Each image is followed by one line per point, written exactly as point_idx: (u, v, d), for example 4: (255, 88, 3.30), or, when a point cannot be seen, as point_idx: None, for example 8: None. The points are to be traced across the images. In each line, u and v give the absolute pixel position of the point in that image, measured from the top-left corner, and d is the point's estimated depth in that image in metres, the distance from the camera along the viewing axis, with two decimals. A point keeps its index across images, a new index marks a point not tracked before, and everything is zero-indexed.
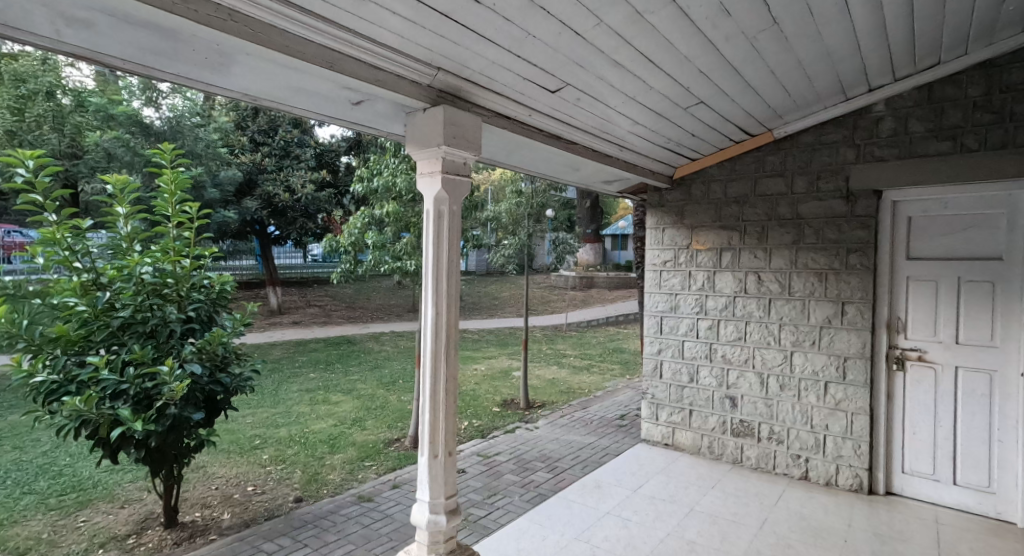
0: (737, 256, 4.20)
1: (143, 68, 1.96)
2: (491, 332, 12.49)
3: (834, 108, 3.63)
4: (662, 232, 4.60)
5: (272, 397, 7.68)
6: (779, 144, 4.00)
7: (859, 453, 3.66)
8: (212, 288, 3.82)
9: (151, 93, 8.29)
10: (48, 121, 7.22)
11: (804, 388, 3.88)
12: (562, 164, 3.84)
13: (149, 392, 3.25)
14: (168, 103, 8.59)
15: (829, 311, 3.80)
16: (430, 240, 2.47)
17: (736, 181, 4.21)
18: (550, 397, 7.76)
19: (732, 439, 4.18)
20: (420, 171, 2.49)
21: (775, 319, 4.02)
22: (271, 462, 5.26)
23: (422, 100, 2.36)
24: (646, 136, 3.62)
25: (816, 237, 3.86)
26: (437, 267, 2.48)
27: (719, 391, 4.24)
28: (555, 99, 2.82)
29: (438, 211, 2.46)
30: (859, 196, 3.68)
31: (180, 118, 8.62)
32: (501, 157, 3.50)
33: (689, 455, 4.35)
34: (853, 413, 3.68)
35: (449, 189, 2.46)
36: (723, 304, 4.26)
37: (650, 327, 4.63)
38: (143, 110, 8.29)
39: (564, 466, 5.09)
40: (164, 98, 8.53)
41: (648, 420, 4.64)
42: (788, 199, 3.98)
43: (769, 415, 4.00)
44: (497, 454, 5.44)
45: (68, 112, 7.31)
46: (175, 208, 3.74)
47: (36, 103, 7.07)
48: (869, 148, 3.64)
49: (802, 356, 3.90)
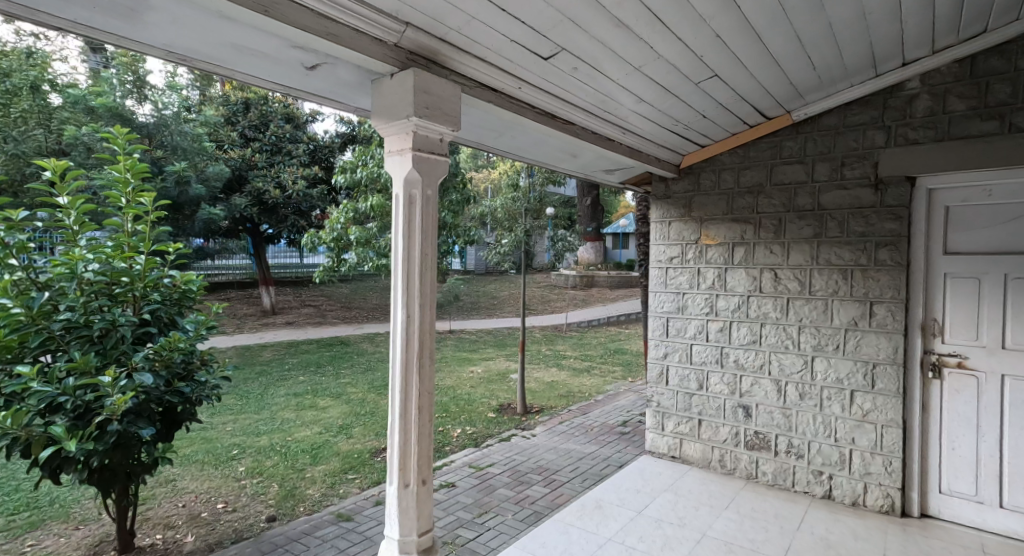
0: (751, 251, 3.83)
1: (35, 12, 1.62)
2: (488, 333, 12.12)
3: (862, 86, 3.26)
4: (668, 226, 4.23)
5: (255, 402, 7.31)
6: (799, 128, 3.63)
7: (890, 471, 3.28)
8: (175, 287, 3.49)
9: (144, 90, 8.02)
10: (34, 117, 6.67)
11: (826, 397, 3.51)
12: (557, 149, 3.48)
13: (90, 405, 2.88)
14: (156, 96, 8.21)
15: (854, 312, 3.42)
16: (400, 230, 2.08)
17: (750, 170, 3.84)
18: (548, 401, 7.39)
19: (745, 453, 3.82)
20: (387, 150, 2.10)
21: (793, 322, 3.65)
22: (248, 475, 4.88)
23: (389, 62, 1.98)
24: (651, 118, 3.25)
25: (839, 230, 3.48)
26: (408, 261, 2.09)
27: (732, 400, 3.88)
28: (548, 68, 2.44)
29: (409, 196, 2.08)
30: (889, 184, 3.31)
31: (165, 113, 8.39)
32: (489, 139, 3.13)
33: (699, 470, 3.98)
34: (883, 425, 3.31)
35: (421, 170, 2.08)
36: (735, 304, 3.89)
37: (655, 329, 4.26)
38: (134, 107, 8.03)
39: (562, 479, 4.73)
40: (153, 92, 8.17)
41: (652, 431, 4.27)
42: (808, 188, 3.60)
43: (787, 427, 3.64)
44: (490, 465, 5.08)
45: (55, 108, 6.80)
46: (130, 198, 3.36)
47: (22, 98, 6.56)
48: (901, 130, 3.26)
49: (825, 362, 3.52)
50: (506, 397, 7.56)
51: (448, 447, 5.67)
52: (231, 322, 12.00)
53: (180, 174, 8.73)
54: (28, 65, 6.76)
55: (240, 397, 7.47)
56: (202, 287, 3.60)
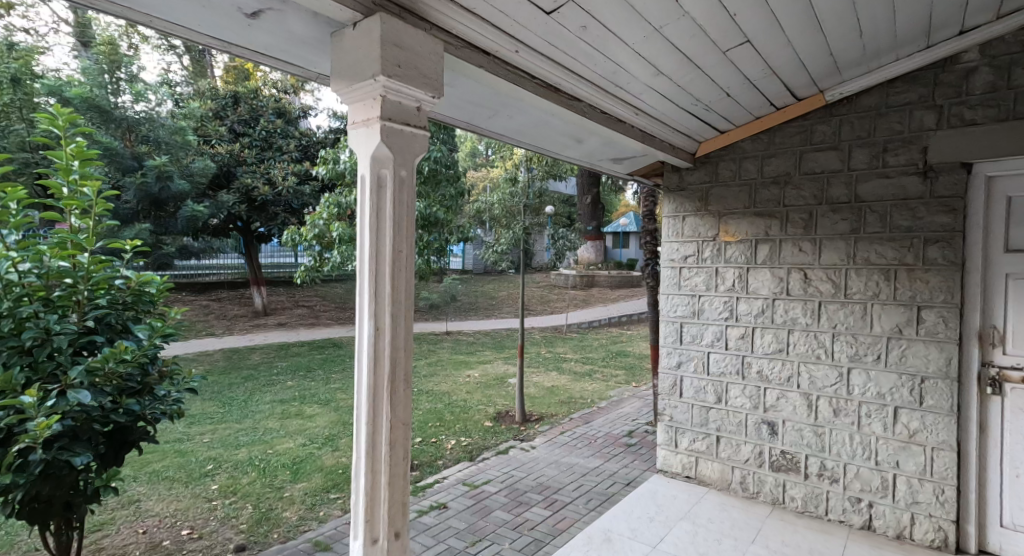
0: (777, 249, 3.41)
1: None
2: (487, 334, 11.70)
3: (911, 59, 2.86)
4: (682, 222, 3.80)
5: (238, 411, 6.87)
6: (832, 110, 3.22)
7: (942, 501, 2.88)
8: (129, 288, 3.08)
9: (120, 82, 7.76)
10: (15, 112, 6.16)
11: (865, 415, 3.10)
12: (562, 133, 3.06)
13: (13, 430, 2.49)
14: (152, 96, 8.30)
15: (898, 318, 3.01)
16: (366, 218, 1.66)
17: (775, 157, 3.42)
18: (548, 409, 6.96)
19: (770, 475, 3.40)
20: (351, 120, 1.67)
21: (826, 328, 3.23)
22: (220, 495, 4.46)
23: (350, 6, 1.55)
24: (669, 96, 2.84)
25: (881, 224, 3.06)
26: (376, 258, 1.67)
27: (755, 415, 3.47)
28: (552, 27, 2.03)
29: (378, 177, 1.66)
30: (940, 171, 2.90)
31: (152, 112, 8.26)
32: (481, 119, 2.72)
33: (718, 493, 3.56)
34: (933, 448, 2.90)
35: (393, 144, 1.65)
36: (758, 308, 3.48)
37: (668, 335, 3.84)
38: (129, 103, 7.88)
39: (564, 500, 4.32)
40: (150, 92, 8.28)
41: (664, 448, 3.85)
42: (844, 178, 3.18)
43: (820, 447, 3.23)
44: (486, 483, 4.65)
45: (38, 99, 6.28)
46: (71, 189, 2.95)
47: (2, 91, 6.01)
48: (955, 109, 2.86)
49: (864, 374, 3.11)
50: (504, 404, 7.13)
51: (441, 461, 5.23)
52: (219, 323, 11.57)
53: (161, 168, 8.21)
54: (10, 58, 6.31)
55: (221, 405, 7.04)
56: (163, 290, 3.20)
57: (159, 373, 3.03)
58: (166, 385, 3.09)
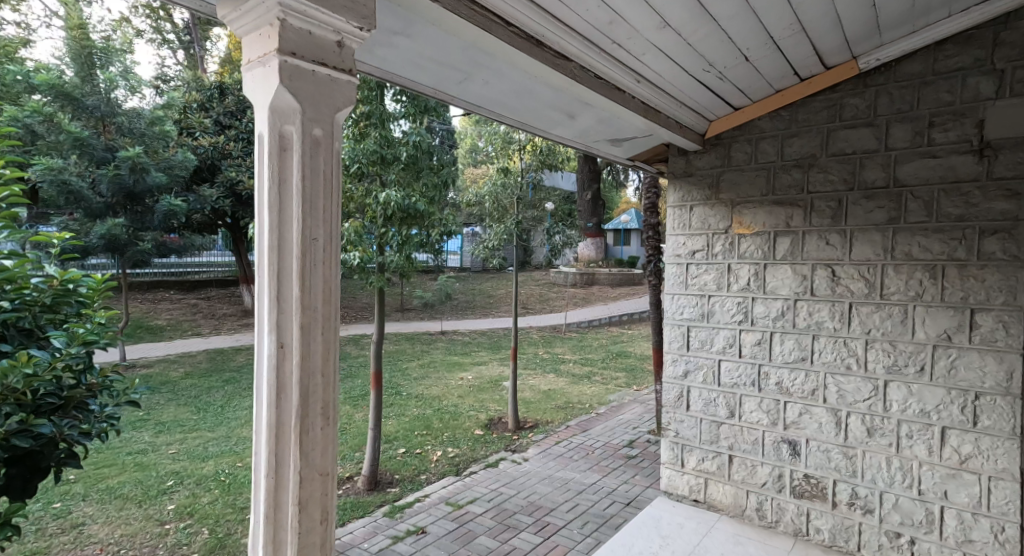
0: (800, 242, 2.95)
1: None
2: (482, 334, 11.26)
3: (966, 16, 2.42)
4: (690, 212, 3.35)
5: (213, 417, 6.43)
6: (867, 80, 2.76)
7: (1002, 540, 2.43)
8: (51, 287, 2.58)
9: (94, 70, 7.24)
10: None
11: (906, 436, 2.64)
12: (550, 105, 2.61)
13: None
14: (135, 99, 7.90)
15: (946, 322, 2.56)
16: (264, 196, 1.21)
17: (798, 137, 2.96)
18: (544, 415, 6.49)
19: (792, 502, 2.96)
20: (246, 59, 1.22)
21: (858, 334, 2.78)
22: (175, 517, 4.02)
23: None
24: (678, 58, 2.39)
25: (926, 212, 2.61)
26: (279, 252, 1.22)
27: (774, 432, 3.02)
28: None
29: (281, 137, 1.21)
30: (999, 149, 2.46)
31: (139, 113, 7.91)
32: (450, 84, 2.27)
33: (731, 521, 3.11)
34: (990, 477, 2.46)
35: (299, 91, 1.20)
36: (777, 310, 3.03)
37: (673, 341, 3.38)
38: (125, 98, 7.71)
39: (557, 523, 3.87)
40: (136, 93, 7.91)
41: (669, 467, 3.40)
42: (880, 158, 2.73)
43: (851, 473, 2.78)
44: (471, 502, 4.20)
45: None
46: None
47: None
48: (1019, 74, 2.42)
49: (903, 389, 2.66)
50: (496, 410, 6.67)
51: (424, 476, 4.77)
52: (205, 323, 11.12)
53: (134, 159, 7.53)
54: None
55: (195, 411, 6.60)
56: (96, 291, 2.74)
57: (88, 388, 2.57)
58: (99, 399, 2.66)
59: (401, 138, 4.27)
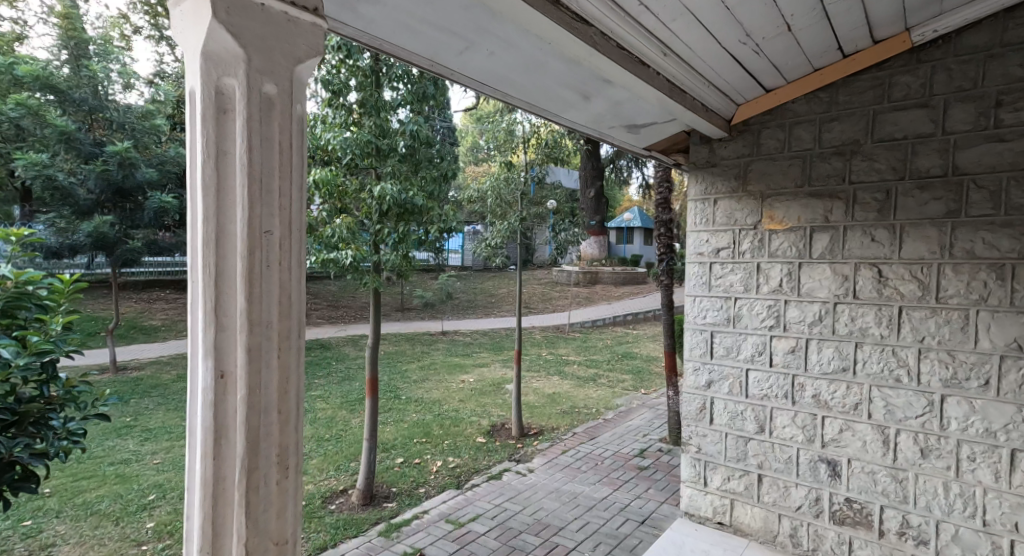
0: (841, 239, 2.63)
1: None
2: (483, 335, 10.94)
3: None
4: (714, 206, 3.03)
5: None
6: (922, 55, 2.44)
7: None
8: (4, 290, 2.17)
9: (83, 62, 7.11)
10: None
11: (968, 458, 2.34)
12: (564, 85, 2.31)
13: None
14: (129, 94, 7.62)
15: (1017, 330, 2.24)
16: (199, 173, 0.98)
17: (839, 121, 2.65)
18: (548, 421, 6.17)
19: (831, 529, 2.65)
20: None
21: (910, 343, 2.46)
22: (153, 537, 3.71)
23: None
24: (716, 25, 2.07)
25: (993, 203, 2.29)
26: (217, 250, 0.98)
27: (811, 450, 2.70)
28: None
29: (220, 93, 0.99)
30: None
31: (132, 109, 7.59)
32: (448, 57, 1.97)
33: (761, 548, 2.81)
34: None
35: (244, 33, 0.99)
36: (814, 315, 2.71)
37: (695, 347, 3.07)
38: (118, 93, 7.46)
39: (566, 545, 3.56)
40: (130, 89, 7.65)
41: (691, 486, 3.09)
42: (937, 143, 2.41)
43: (902, 499, 2.47)
44: (473, 520, 3.88)
45: None
46: None
47: None
48: None
49: (964, 405, 2.35)
50: (499, 416, 6.34)
51: (423, 490, 4.46)
52: None
53: (123, 154, 7.07)
54: None
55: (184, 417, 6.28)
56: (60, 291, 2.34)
57: (47, 403, 2.23)
58: (63, 413, 2.29)
59: (398, 128, 3.95)
